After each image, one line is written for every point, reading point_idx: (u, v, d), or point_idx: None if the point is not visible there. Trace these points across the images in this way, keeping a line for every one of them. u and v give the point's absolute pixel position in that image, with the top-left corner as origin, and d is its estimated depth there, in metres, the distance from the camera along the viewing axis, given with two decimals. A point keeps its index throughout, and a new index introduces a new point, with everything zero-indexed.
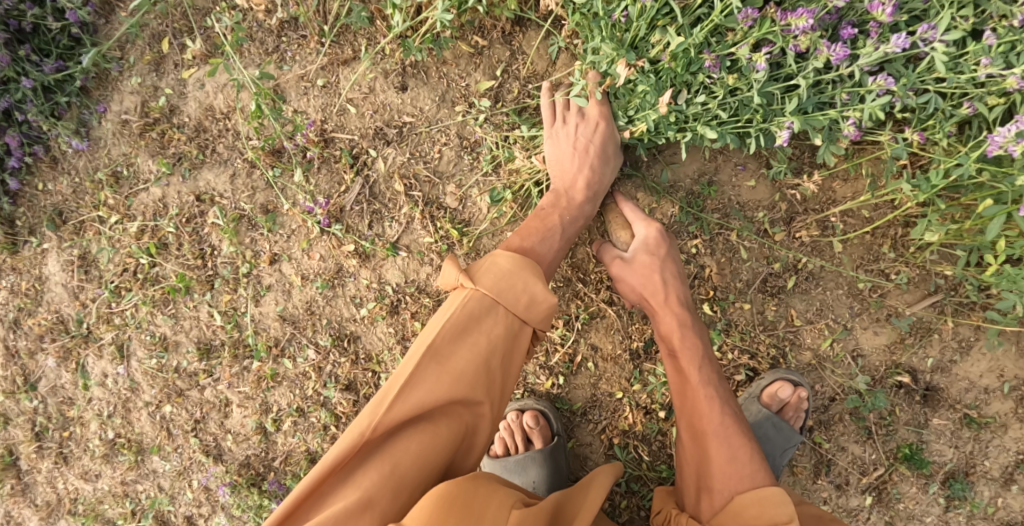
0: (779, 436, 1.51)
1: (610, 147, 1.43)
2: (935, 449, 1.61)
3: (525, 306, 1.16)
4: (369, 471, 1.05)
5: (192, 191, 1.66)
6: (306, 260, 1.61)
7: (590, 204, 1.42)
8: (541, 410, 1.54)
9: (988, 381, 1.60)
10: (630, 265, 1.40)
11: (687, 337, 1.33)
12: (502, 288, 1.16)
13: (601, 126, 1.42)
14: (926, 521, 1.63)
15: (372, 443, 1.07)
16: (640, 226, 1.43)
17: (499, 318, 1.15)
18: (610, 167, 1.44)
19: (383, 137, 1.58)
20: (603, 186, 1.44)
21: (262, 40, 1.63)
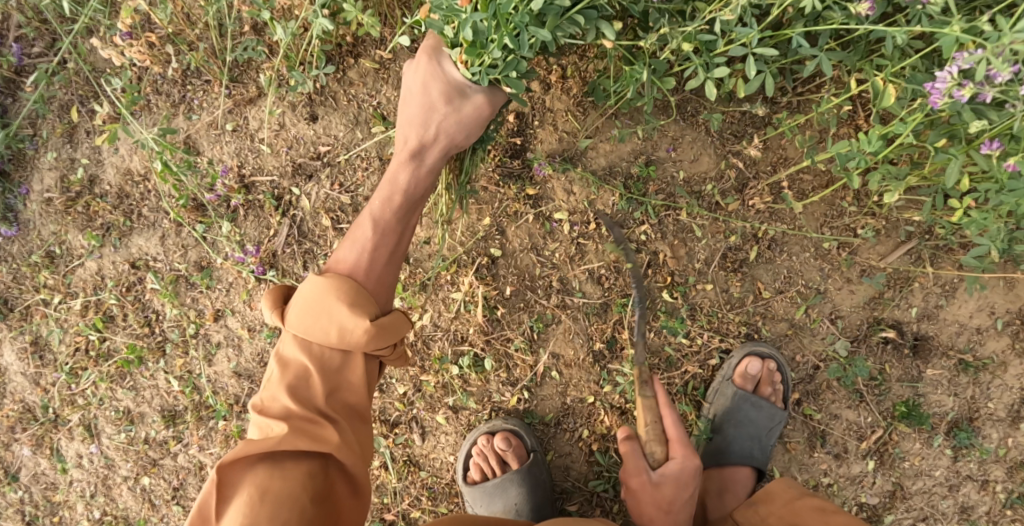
0: (761, 413, 1.45)
1: (438, 87, 1.19)
2: (934, 401, 1.58)
3: (336, 336, 1.15)
4: (237, 505, 1.07)
5: (126, 259, 1.61)
6: (249, 311, 1.57)
7: (403, 171, 1.25)
8: (512, 429, 1.47)
9: (978, 321, 1.56)
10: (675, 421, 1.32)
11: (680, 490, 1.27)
12: (310, 323, 1.17)
13: (420, 66, 1.20)
14: (935, 474, 1.62)
15: (232, 482, 1.09)
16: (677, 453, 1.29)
17: (313, 351, 1.17)
18: (436, 117, 1.20)
19: (304, 173, 1.52)
20: (435, 144, 1.22)
21: (166, 91, 1.56)
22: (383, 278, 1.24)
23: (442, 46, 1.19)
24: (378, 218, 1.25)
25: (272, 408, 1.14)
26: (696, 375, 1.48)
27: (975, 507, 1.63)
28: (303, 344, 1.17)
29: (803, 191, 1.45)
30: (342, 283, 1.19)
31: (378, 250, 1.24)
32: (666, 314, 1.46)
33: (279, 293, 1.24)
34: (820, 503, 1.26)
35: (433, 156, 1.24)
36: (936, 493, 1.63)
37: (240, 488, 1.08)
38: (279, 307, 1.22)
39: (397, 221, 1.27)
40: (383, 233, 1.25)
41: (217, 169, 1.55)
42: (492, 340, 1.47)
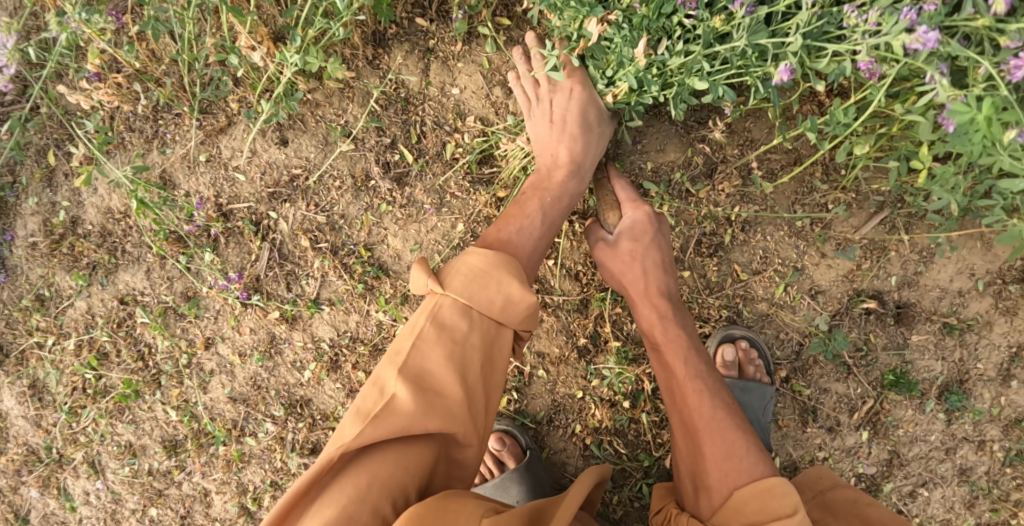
0: (751, 395, 1.47)
1: (591, 112, 1.34)
2: (923, 366, 1.60)
3: (500, 308, 1.14)
4: (344, 487, 1.03)
5: (115, 296, 1.63)
6: (238, 336, 1.58)
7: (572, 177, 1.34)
8: (505, 429, 1.51)
9: (959, 284, 1.58)
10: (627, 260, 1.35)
11: (668, 328, 1.30)
12: (474, 289, 1.15)
13: (576, 91, 1.33)
14: (931, 439, 1.64)
15: (343, 463, 1.05)
16: (629, 210, 1.36)
17: (470, 320, 1.14)
18: (591, 137, 1.35)
19: (279, 196, 1.54)
20: (588, 158, 1.36)
21: (140, 128, 1.58)
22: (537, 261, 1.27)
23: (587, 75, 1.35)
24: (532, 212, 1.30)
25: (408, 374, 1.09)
26: None
27: (975, 468, 1.68)
28: (462, 312, 1.14)
29: (772, 171, 1.46)
30: (507, 262, 1.19)
31: (542, 238, 1.29)
32: None
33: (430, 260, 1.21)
34: (853, 494, 1.26)
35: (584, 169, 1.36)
36: (933, 458, 1.65)
37: (350, 472, 1.05)
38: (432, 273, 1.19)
39: (553, 216, 1.32)
40: (545, 228, 1.31)
41: (193, 200, 1.56)
42: None
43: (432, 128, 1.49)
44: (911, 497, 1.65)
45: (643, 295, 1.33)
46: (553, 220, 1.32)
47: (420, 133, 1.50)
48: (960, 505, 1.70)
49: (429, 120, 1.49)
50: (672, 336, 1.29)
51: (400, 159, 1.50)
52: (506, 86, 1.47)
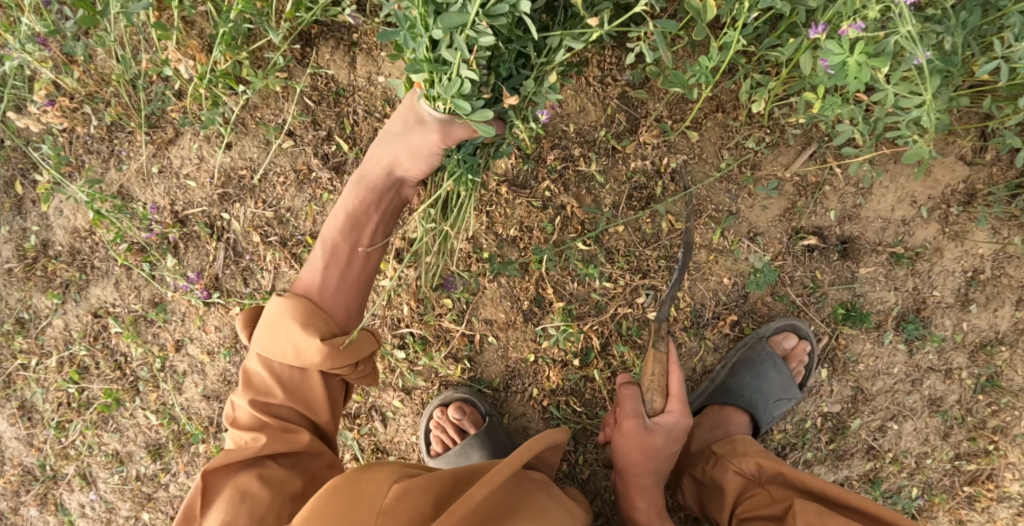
0: (779, 378, 1.52)
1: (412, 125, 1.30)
2: (877, 299, 1.61)
3: (293, 355, 1.22)
4: (219, 506, 1.13)
5: (89, 310, 1.69)
6: (206, 335, 1.65)
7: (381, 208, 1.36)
8: (463, 398, 1.53)
9: (902, 213, 1.59)
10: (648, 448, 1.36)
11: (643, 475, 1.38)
12: (272, 340, 1.25)
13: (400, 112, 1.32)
14: (894, 372, 1.65)
15: (215, 487, 1.16)
16: (675, 409, 1.37)
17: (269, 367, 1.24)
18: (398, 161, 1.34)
19: (229, 196, 1.61)
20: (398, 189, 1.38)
21: (96, 148, 1.65)
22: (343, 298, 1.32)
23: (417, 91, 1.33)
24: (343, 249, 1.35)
25: (243, 421, 1.21)
26: (628, 315, 1.51)
27: (945, 397, 1.69)
28: (264, 361, 1.25)
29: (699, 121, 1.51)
30: (301, 305, 1.27)
31: (332, 273, 1.33)
32: (582, 263, 1.50)
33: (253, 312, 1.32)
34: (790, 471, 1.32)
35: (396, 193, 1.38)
36: (899, 390, 1.66)
37: (221, 491, 1.15)
38: (251, 326, 1.31)
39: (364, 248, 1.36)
40: (346, 263, 1.34)
41: (145, 208, 1.63)
42: (425, 317, 1.54)
43: (365, 117, 1.56)
44: (881, 431, 1.66)
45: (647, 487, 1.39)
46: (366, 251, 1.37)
47: (354, 122, 1.57)
48: (932, 435, 1.71)
49: (361, 109, 1.56)
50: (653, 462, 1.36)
51: (338, 149, 1.57)
52: None
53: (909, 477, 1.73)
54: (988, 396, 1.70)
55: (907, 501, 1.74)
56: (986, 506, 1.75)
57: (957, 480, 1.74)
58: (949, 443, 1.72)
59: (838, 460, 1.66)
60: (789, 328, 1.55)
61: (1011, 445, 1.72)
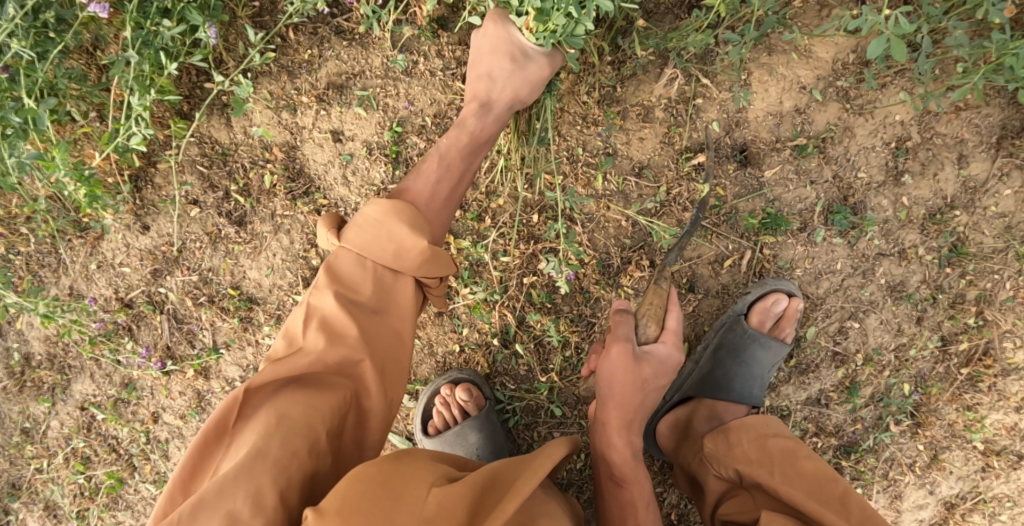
0: (767, 351, 1.52)
1: (504, 47, 1.35)
2: (795, 198, 1.55)
3: (391, 254, 1.25)
4: (255, 425, 1.11)
5: (76, 405, 1.81)
6: (173, 402, 1.74)
7: (477, 118, 1.39)
8: (470, 380, 1.55)
9: (793, 102, 1.54)
10: (617, 396, 1.31)
11: (638, 469, 1.30)
12: (368, 240, 1.27)
13: (491, 26, 1.36)
14: (838, 268, 1.57)
15: (255, 399, 1.14)
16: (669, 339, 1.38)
17: (366, 269, 1.26)
18: (499, 73, 1.36)
19: (159, 271, 1.70)
20: (501, 102, 1.38)
21: (46, 261, 1.77)
22: (440, 209, 1.34)
23: (504, 12, 1.37)
24: (439, 160, 1.37)
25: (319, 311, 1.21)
26: (534, 283, 1.53)
27: (906, 280, 1.59)
28: (358, 262, 1.27)
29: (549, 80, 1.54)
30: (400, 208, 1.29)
31: (442, 186, 1.36)
32: (478, 244, 1.53)
33: (334, 218, 1.34)
34: (794, 447, 1.31)
35: (499, 107, 1.39)
36: (850, 285, 1.57)
37: (260, 411, 1.13)
38: (335, 229, 1.32)
39: (459, 162, 1.38)
40: (446, 175, 1.37)
41: (86, 302, 1.75)
42: None
43: (253, 166, 1.63)
44: (843, 334, 1.58)
45: (627, 468, 1.30)
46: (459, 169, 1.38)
47: (244, 172, 1.64)
48: (906, 323, 1.60)
49: (247, 161, 1.64)
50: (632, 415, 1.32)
51: (235, 203, 1.65)
52: (291, 107, 1.59)
53: (896, 374, 1.62)
54: (956, 267, 1.60)
55: (901, 400, 1.62)
56: (992, 384, 1.62)
57: (951, 365, 1.63)
58: (928, 326, 1.61)
59: (804, 375, 1.59)
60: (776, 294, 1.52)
61: (999, 313, 1.61)
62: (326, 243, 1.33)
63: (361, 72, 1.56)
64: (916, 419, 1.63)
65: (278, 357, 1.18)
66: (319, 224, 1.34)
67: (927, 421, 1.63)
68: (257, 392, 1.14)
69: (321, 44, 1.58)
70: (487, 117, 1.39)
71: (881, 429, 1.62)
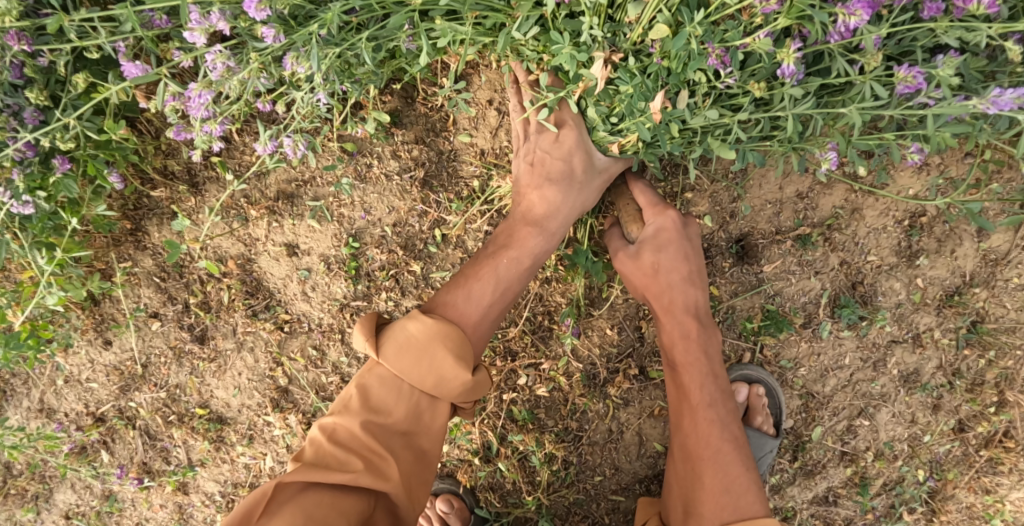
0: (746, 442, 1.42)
1: (578, 159, 1.23)
2: (797, 291, 1.42)
3: (432, 384, 1.10)
4: (281, 522, 0.99)
5: (61, 514, 1.73)
6: (155, 514, 1.68)
7: (540, 238, 1.24)
8: (452, 490, 1.47)
9: (795, 188, 1.38)
10: (633, 273, 1.25)
11: (692, 350, 1.20)
12: (408, 362, 1.10)
13: (566, 136, 1.22)
14: (846, 363, 1.45)
15: (282, 496, 1.02)
16: (651, 218, 1.25)
17: (405, 393, 1.11)
18: (570, 190, 1.24)
19: (128, 386, 1.62)
20: (561, 213, 1.26)
21: (11, 372, 1.64)
22: (484, 329, 1.18)
23: (582, 118, 1.23)
24: (494, 272, 1.21)
25: (350, 428, 1.08)
26: (517, 399, 1.43)
27: (920, 368, 1.47)
28: (396, 381, 1.11)
29: None
30: (443, 325, 1.13)
31: (495, 303, 1.19)
32: None
33: (372, 320, 1.15)
34: None
35: (558, 223, 1.26)
36: (860, 380, 1.46)
37: (286, 509, 1.01)
38: (369, 333, 1.14)
39: (517, 280, 1.23)
40: (500, 295, 1.20)
41: (51, 427, 1.65)
42: None
43: (211, 280, 1.52)
44: (852, 433, 1.47)
45: (687, 361, 1.20)
46: (511, 283, 1.22)
47: (204, 285, 1.53)
48: (920, 412, 1.49)
49: (204, 273, 1.52)
50: (671, 307, 1.22)
51: (196, 317, 1.54)
52: (242, 217, 1.46)
53: (910, 462, 1.51)
54: (975, 348, 1.47)
55: (916, 488, 1.52)
56: (1013, 466, 1.50)
57: (970, 448, 1.51)
58: (945, 413, 1.49)
59: (810, 476, 1.49)
60: (743, 381, 1.44)
61: (1021, 393, 1.48)
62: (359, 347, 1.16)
63: (312, 179, 1.44)
64: (930, 506, 1.53)
65: (308, 457, 1.07)
66: (353, 327, 1.15)
67: (943, 508, 1.53)
68: (284, 487, 1.03)
69: None
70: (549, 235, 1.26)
71: (893, 518, 1.52)
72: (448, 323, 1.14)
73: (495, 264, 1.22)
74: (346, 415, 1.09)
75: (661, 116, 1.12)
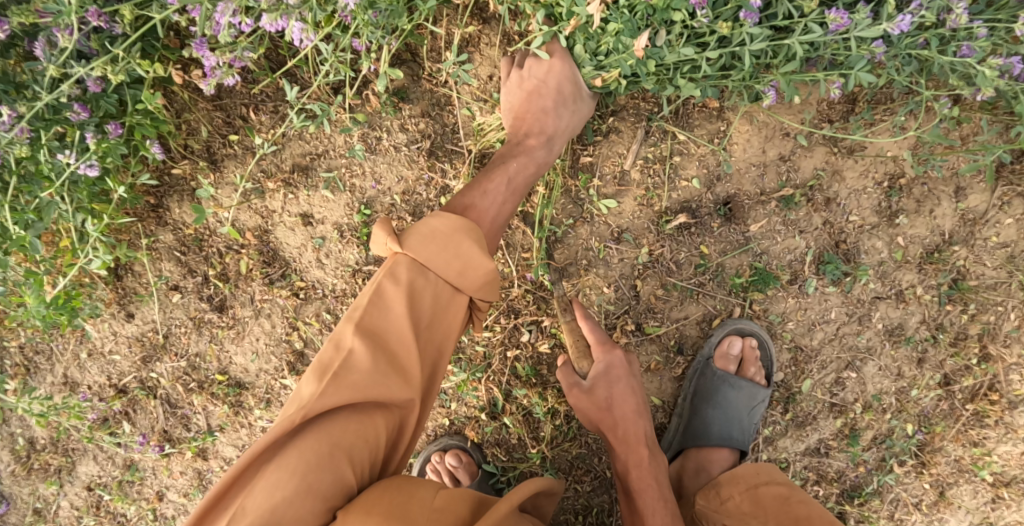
0: (738, 392, 1.50)
1: (569, 86, 1.34)
2: (783, 249, 1.50)
3: (457, 273, 1.17)
4: (305, 447, 1.05)
5: (84, 485, 1.79)
6: (176, 481, 1.76)
7: (545, 149, 1.37)
8: (461, 446, 1.54)
9: (777, 150, 1.47)
10: (586, 400, 1.34)
11: (648, 474, 1.32)
12: (432, 251, 1.17)
13: (556, 68, 1.33)
14: (832, 317, 1.53)
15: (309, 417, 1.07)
16: (599, 356, 1.34)
17: (430, 285, 1.16)
18: (567, 110, 1.36)
19: (150, 357, 1.70)
20: (562, 133, 1.38)
21: (38, 347, 1.72)
22: (497, 229, 1.29)
23: (567, 49, 1.34)
24: (502, 183, 1.31)
25: (374, 332, 1.12)
26: (521, 356, 1.51)
27: (905, 323, 1.54)
28: (421, 274, 1.16)
29: None
30: (462, 225, 1.20)
31: (507, 205, 1.31)
32: None
33: (390, 225, 1.21)
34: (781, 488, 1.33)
35: (560, 138, 1.38)
36: (846, 334, 1.54)
37: (312, 433, 1.07)
38: (390, 235, 1.20)
39: (524, 185, 1.35)
40: (512, 198, 1.32)
41: (76, 397, 1.72)
42: None
43: (230, 251, 1.62)
44: (840, 385, 1.56)
45: (641, 486, 1.32)
46: (521, 189, 1.34)
47: (223, 257, 1.62)
48: (906, 366, 1.56)
49: (222, 245, 1.62)
50: (629, 434, 1.33)
51: (215, 288, 1.64)
52: (259, 190, 1.55)
53: (898, 415, 1.57)
54: (957, 304, 1.54)
55: (905, 441, 1.58)
56: (998, 419, 1.56)
57: (956, 402, 1.57)
58: (930, 367, 1.56)
59: (801, 428, 1.57)
60: (737, 333, 1.51)
61: (1003, 347, 1.54)
62: (378, 246, 1.22)
63: (325, 152, 1.54)
64: (920, 459, 1.58)
65: (330, 366, 1.09)
66: (375, 228, 1.21)
67: (933, 460, 1.58)
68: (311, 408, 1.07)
69: (283, 123, 1.56)
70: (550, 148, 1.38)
71: (884, 471, 1.58)
72: (467, 222, 1.21)
73: (504, 170, 1.33)
74: (372, 315, 1.13)
75: (642, 54, 1.23)
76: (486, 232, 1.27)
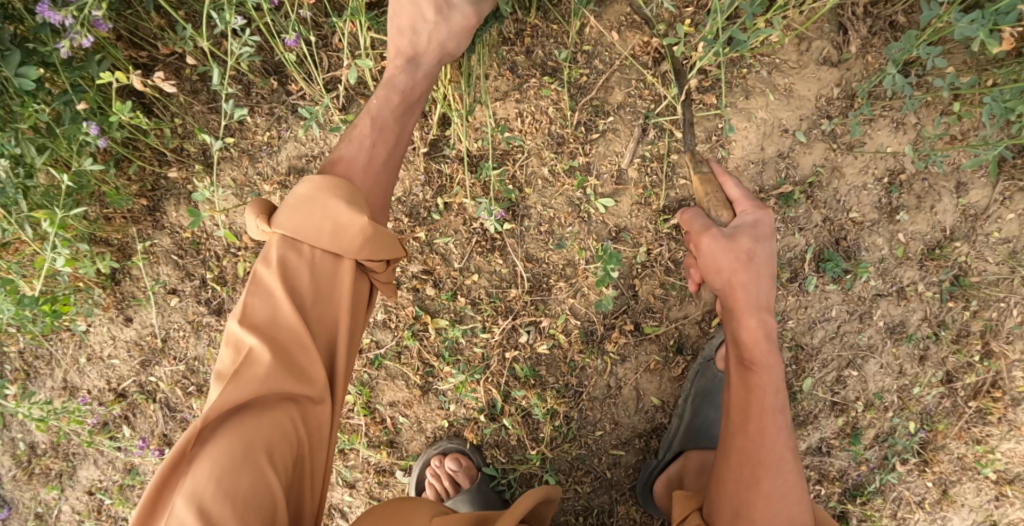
0: None
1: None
2: (781, 246, 1.50)
3: (329, 234, 1.16)
4: (215, 452, 1.09)
5: (85, 490, 1.79)
6: None
7: (406, 77, 1.29)
8: (460, 450, 1.53)
9: (776, 147, 1.47)
10: (724, 252, 1.20)
11: (772, 351, 1.19)
12: (301, 223, 1.18)
13: None
14: (833, 315, 1.53)
15: (214, 423, 1.11)
16: (750, 211, 1.25)
17: (307, 262, 1.17)
18: (426, 27, 1.27)
19: (149, 361, 1.70)
20: (429, 57, 1.29)
21: (37, 352, 1.72)
22: (378, 178, 1.26)
23: None
24: (372, 127, 1.28)
25: (263, 325, 1.15)
26: (519, 356, 1.50)
27: (906, 320, 1.53)
28: (296, 252, 1.18)
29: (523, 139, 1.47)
30: (334, 186, 1.20)
31: (378, 148, 1.27)
32: (457, 322, 1.51)
33: (261, 204, 1.22)
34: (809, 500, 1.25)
35: (427, 62, 1.30)
36: (847, 332, 1.53)
37: (220, 437, 1.10)
38: (262, 215, 1.21)
39: (395, 121, 1.30)
40: (383, 138, 1.28)
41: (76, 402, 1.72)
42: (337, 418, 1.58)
43: (229, 254, 1.62)
44: (841, 383, 1.55)
45: (763, 358, 1.19)
46: (393, 129, 1.29)
47: (221, 259, 1.62)
48: (907, 364, 1.54)
49: (220, 248, 1.62)
50: (759, 298, 1.20)
51: (213, 291, 1.64)
52: (256, 193, 1.57)
53: (900, 413, 1.56)
54: (959, 300, 1.52)
55: (907, 439, 1.56)
56: (1001, 416, 1.55)
57: (958, 399, 1.56)
58: (932, 364, 1.55)
59: (802, 426, 1.57)
60: None
61: (1005, 344, 1.53)
62: (255, 230, 1.23)
63: (321, 154, 1.55)
64: (923, 457, 1.57)
65: (229, 370, 1.13)
66: (246, 210, 1.22)
67: (935, 459, 1.57)
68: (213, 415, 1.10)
69: (279, 125, 1.55)
70: (416, 73, 1.30)
71: (886, 469, 1.58)
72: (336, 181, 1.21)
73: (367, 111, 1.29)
74: (254, 311, 1.15)
75: None
76: (361, 180, 1.24)
